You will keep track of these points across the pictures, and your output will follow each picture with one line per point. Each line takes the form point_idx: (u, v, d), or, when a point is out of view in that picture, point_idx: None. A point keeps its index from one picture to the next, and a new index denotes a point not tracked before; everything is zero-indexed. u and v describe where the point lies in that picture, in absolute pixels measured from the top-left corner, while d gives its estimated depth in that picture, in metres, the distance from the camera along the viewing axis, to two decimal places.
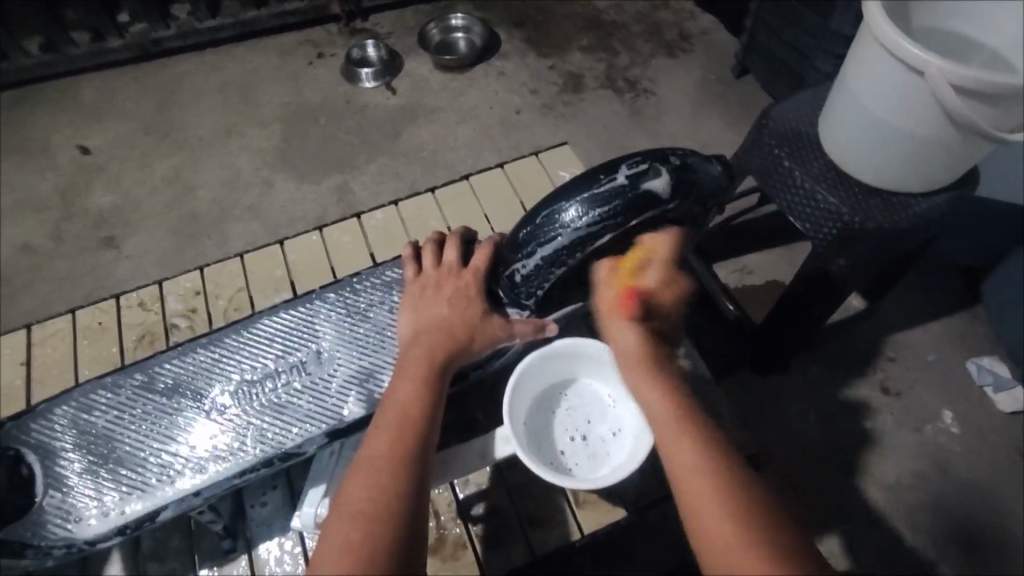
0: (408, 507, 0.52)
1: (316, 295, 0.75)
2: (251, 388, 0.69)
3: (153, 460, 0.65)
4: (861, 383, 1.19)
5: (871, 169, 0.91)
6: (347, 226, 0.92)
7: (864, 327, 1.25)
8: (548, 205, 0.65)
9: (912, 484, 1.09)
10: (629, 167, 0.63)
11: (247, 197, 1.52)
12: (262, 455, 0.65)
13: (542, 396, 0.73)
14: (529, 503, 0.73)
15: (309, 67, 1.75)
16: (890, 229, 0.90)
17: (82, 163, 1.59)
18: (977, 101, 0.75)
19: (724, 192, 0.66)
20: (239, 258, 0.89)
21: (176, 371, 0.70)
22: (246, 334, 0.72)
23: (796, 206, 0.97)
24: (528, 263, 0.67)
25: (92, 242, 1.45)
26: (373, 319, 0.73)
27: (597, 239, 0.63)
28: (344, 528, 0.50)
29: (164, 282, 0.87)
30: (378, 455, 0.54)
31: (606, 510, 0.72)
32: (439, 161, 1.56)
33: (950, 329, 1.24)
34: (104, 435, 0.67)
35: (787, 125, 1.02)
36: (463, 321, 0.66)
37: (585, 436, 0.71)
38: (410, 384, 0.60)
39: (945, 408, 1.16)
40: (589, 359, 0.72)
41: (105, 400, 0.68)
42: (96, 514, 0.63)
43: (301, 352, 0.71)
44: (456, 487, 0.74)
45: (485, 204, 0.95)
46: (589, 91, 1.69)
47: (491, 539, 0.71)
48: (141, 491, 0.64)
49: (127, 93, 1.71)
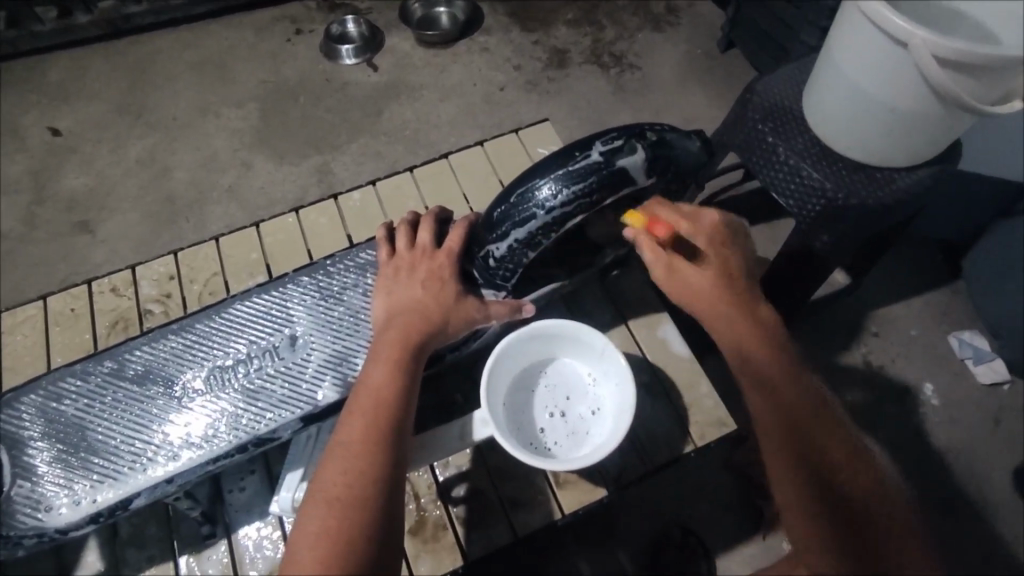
0: (381, 491, 0.54)
1: (288, 279, 0.74)
2: (224, 373, 0.68)
3: (126, 448, 0.64)
4: (844, 358, 1.20)
5: (854, 141, 0.91)
6: (324, 208, 0.89)
7: (847, 303, 1.25)
8: (523, 182, 0.63)
9: (892, 455, 1.11)
10: (604, 143, 0.61)
11: (226, 178, 1.50)
12: (236, 442, 0.65)
13: (521, 377, 0.72)
14: (509, 485, 0.72)
15: (288, 44, 1.71)
16: (871, 206, 0.90)
17: (54, 145, 1.55)
18: (962, 73, 0.74)
19: (702, 168, 0.66)
20: (213, 240, 0.86)
21: (146, 358, 0.69)
22: (218, 320, 0.71)
23: (780, 182, 0.97)
24: (502, 244, 0.65)
25: (67, 227, 1.43)
26: (347, 302, 0.72)
27: (572, 219, 0.62)
28: (320, 514, 0.52)
29: (137, 266, 0.84)
30: (352, 441, 0.56)
31: (586, 491, 0.71)
32: (421, 140, 1.54)
33: (932, 304, 1.25)
34: (73, 423, 0.65)
35: (771, 100, 1.01)
36: (436, 303, 0.66)
37: (564, 414, 0.70)
38: (383, 368, 0.61)
39: (926, 381, 1.18)
40: (567, 339, 0.71)
41: (75, 388, 0.67)
42: (66, 503, 0.62)
43: (274, 337, 0.70)
44: (436, 470, 0.74)
45: (465, 183, 0.92)
46: (574, 66, 1.66)
47: (471, 521, 0.71)
48: (112, 480, 0.63)
49: (99, 72, 1.66)
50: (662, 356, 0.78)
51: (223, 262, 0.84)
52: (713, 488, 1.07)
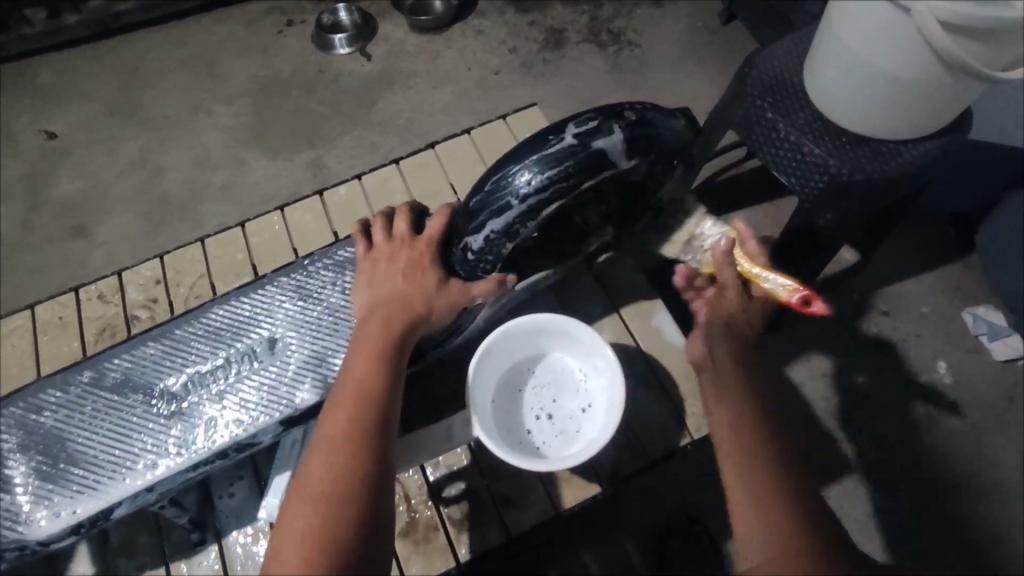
0: (365, 483, 0.53)
1: (268, 279, 0.72)
2: (203, 379, 0.67)
3: (106, 457, 0.63)
4: (851, 338, 1.17)
5: (857, 114, 0.87)
6: (309, 205, 0.87)
7: (854, 281, 1.22)
8: (497, 170, 0.60)
9: (899, 434, 1.09)
10: (578, 125, 0.58)
11: (219, 176, 1.49)
12: (217, 447, 0.64)
13: (509, 375, 0.70)
14: (503, 483, 0.71)
15: (279, 36, 1.68)
16: (877, 180, 0.87)
17: (48, 149, 1.54)
18: (968, 39, 0.71)
19: (687, 147, 0.63)
20: (198, 242, 0.84)
21: (124, 365, 0.68)
22: (196, 324, 0.70)
23: (782, 160, 0.93)
24: (479, 235, 0.63)
25: (62, 231, 1.43)
26: (327, 301, 0.71)
27: (549, 207, 0.59)
28: (302, 511, 0.52)
29: (123, 271, 0.83)
30: (334, 434, 0.56)
31: (579, 487, 0.70)
32: (415, 131, 1.52)
33: (944, 280, 1.22)
34: (52, 435, 0.65)
35: (771, 73, 0.96)
36: (417, 293, 0.65)
37: (551, 416, 0.69)
38: (365, 359, 0.60)
39: (939, 358, 1.16)
40: (555, 334, 0.69)
41: (54, 399, 0.66)
42: (46, 515, 0.61)
43: (253, 340, 0.69)
44: (427, 469, 0.72)
45: (453, 174, 0.90)
46: (570, 46, 1.62)
47: (464, 520, 0.70)
48: (93, 490, 0.62)
49: (90, 73, 1.65)
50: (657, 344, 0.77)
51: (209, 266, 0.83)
52: (715, 473, 1.06)
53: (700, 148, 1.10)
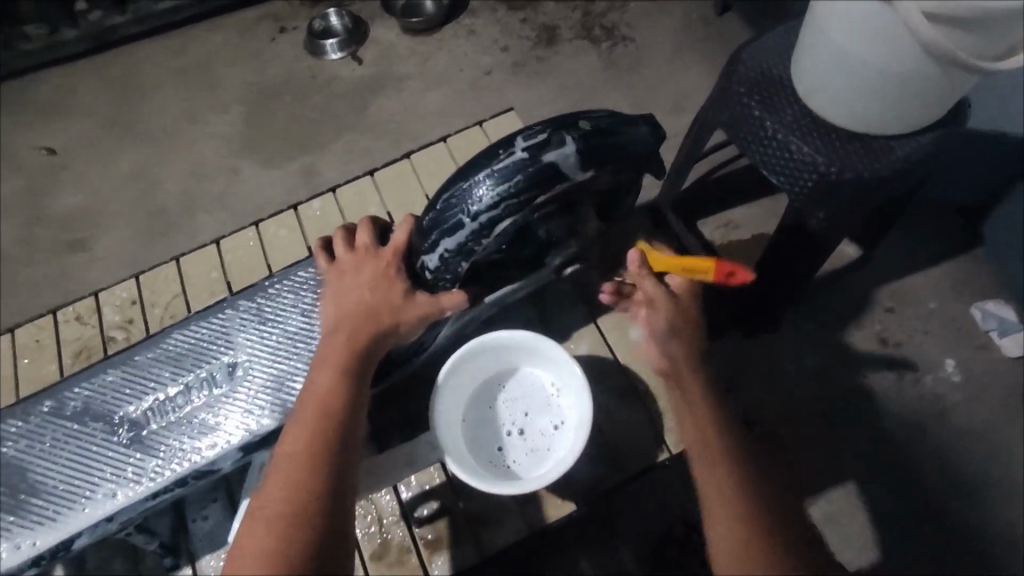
0: (325, 504, 0.52)
1: (226, 304, 0.78)
2: (164, 405, 0.73)
3: (67, 487, 0.69)
4: (853, 336, 1.13)
5: (845, 110, 0.83)
6: (283, 220, 0.94)
7: (856, 278, 1.18)
8: (449, 187, 0.61)
9: (906, 436, 1.06)
10: (527, 138, 0.57)
11: (215, 186, 1.49)
12: (175, 475, 0.69)
13: (481, 391, 0.74)
14: (474, 503, 0.76)
15: (272, 43, 1.67)
16: (868, 179, 0.83)
17: (50, 165, 1.55)
18: (956, 28, 0.67)
19: (653, 153, 0.63)
20: (174, 260, 0.90)
21: (84, 396, 0.73)
22: (155, 352, 0.75)
23: (770, 159, 0.90)
24: (435, 253, 0.63)
25: (65, 246, 1.45)
26: (281, 325, 0.77)
27: (501, 223, 0.60)
28: (258, 535, 0.50)
29: (99, 293, 0.89)
30: (294, 451, 0.55)
31: (547, 507, 0.75)
32: (408, 134, 1.50)
33: (952, 274, 1.17)
34: (13, 464, 0.70)
35: (757, 69, 0.92)
36: (383, 305, 0.65)
37: (526, 432, 0.72)
38: (329, 373, 0.59)
39: (948, 356, 1.11)
40: (522, 351, 0.73)
41: (16, 430, 0.72)
42: (6, 547, 0.66)
43: (211, 366, 0.74)
44: (400, 490, 0.78)
45: (423, 182, 0.98)
46: (563, 42, 1.59)
47: (435, 542, 0.75)
48: (52, 522, 0.67)
49: (89, 87, 1.65)
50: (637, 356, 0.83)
51: (185, 284, 0.90)
52: None
53: (690, 146, 1.07)
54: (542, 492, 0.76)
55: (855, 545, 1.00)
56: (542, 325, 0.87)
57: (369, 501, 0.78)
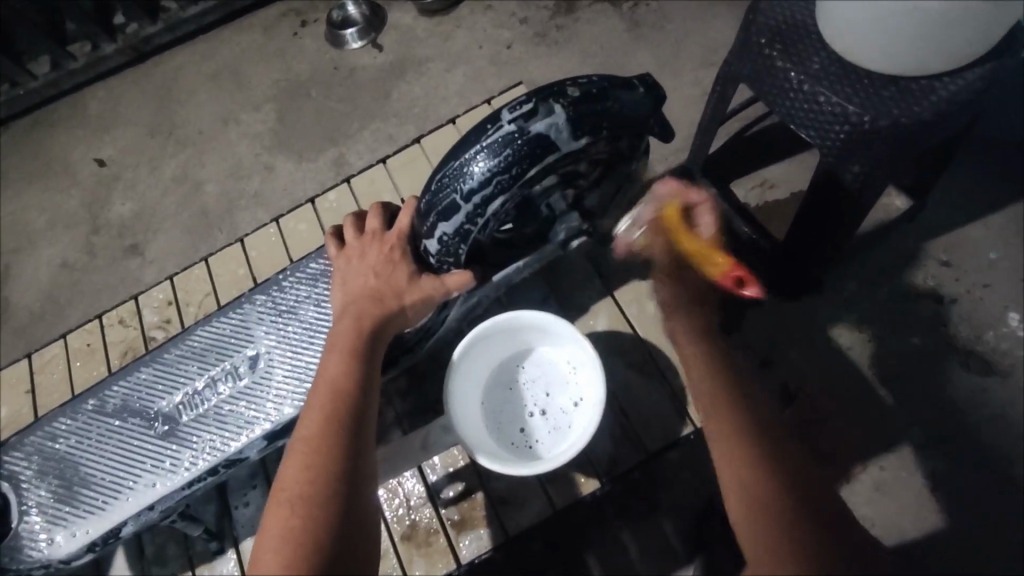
0: (341, 479, 0.55)
1: (245, 299, 0.86)
2: (194, 398, 0.82)
3: (112, 479, 0.79)
4: (906, 293, 1.07)
5: (879, 51, 0.76)
6: (302, 215, 1.02)
7: (908, 231, 1.10)
8: (442, 167, 0.64)
9: (971, 397, 0.99)
10: (513, 111, 0.60)
11: (252, 183, 1.50)
12: (208, 465, 0.78)
13: (499, 372, 0.78)
14: (500, 486, 0.81)
15: (295, 38, 1.64)
16: (907, 125, 0.76)
17: (102, 176, 1.57)
18: None
19: (652, 116, 0.65)
20: (204, 261, 1.01)
21: (122, 394, 0.83)
22: (183, 348, 0.85)
23: (798, 113, 0.85)
24: (434, 236, 0.68)
25: (119, 252, 1.48)
26: (297, 316, 0.84)
27: (494, 201, 0.63)
28: (283, 515, 0.52)
29: (139, 296, 1.01)
30: (310, 434, 0.58)
31: (568, 488, 0.79)
32: (432, 118, 1.48)
33: (1015, 221, 1.08)
34: (65, 460, 0.81)
35: (778, 15, 0.85)
36: (389, 289, 0.71)
37: (545, 412, 0.76)
38: (340, 360, 0.64)
39: (1012, 309, 1.03)
40: (535, 331, 0.76)
41: (66, 427, 0.82)
42: (63, 536, 0.77)
43: (235, 359, 0.83)
44: (427, 473, 0.83)
45: (435, 163, 1.03)
46: (583, 8, 1.52)
47: (461, 522, 0.80)
48: (101, 512, 0.77)
49: (131, 98, 1.65)
50: (654, 330, 0.86)
51: (215, 282, 1.00)
52: None
53: (715, 102, 1.01)
54: (567, 471, 0.80)
55: (916, 512, 0.95)
56: (558, 305, 0.91)
57: (397, 484, 0.83)
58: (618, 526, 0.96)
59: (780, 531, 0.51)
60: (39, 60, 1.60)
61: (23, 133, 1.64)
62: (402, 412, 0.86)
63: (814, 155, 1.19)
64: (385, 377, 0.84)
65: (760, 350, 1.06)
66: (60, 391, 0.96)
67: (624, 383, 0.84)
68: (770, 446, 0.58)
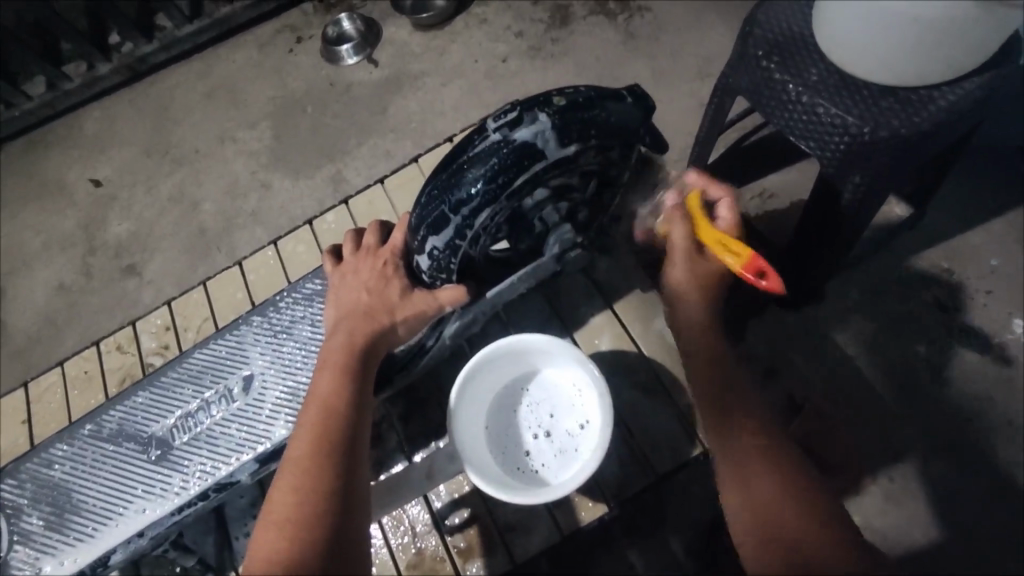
0: (331, 500, 0.54)
1: (242, 321, 0.85)
2: (188, 421, 0.80)
3: (104, 505, 0.78)
4: (908, 302, 1.06)
5: (876, 62, 0.76)
6: (300, 237, 1.02)
7: (908, 238, 1.10)
8: (431, 180, 0.64)
9: (977, 405, 0.98)
10: (499, 120, 0.61)
11: (249, 202, 1.49)
12: (200, 490, 0.77)
13: (503, 396, 0.78)
14: (506, 511, 0.79)
15: (290, 54, 1.64)
16: (907, 136, 0.76)
17: (98, 197, 1.56)
18: None
19: (642, 126, 0.65)
20: (202, 286, 1.01)
21: (117, 418, 0.82)
22: (180, 370, 0.84)
23: (797, 124, 0.83)
24: (425, 251, 0.68)
25: (115, 273, 1.47)
26: (293, 336, 0.84)
27: (482, 213, 0.63)
28: (272, 539, 0.51)
29: (136, 322, 1.00)
30: (301, 454, 0.57)
31: (572, 511, 0.78)
32: (428, 133, 1.48)
33: (1015, 227, 1.08)
34: (58, 486, 0.80)
35: (776, 28, 0.85)
36: (381, 305, 0.70)
37: (549, 435, 0.75)
38: (332, 378, 0.63)
39: (1015, 316, 1.03)
40: (535, 352, 0.75)
41: (61, 452, 0.81)
42: (52, 564, 0.76)
43: (230, 380, 0.82)
44: (432, 500, 0.81)
45: None
46: (578, 20, 1.52)
47: (467, 550, 0.79)
48: (92, 539, 0.76)
49: (127, 118, 1.64)
50: (656, 348, 0.85)
51: (212, 306, 0.99)
52: None
53: (712, 113, 1.00)
54: (572, 494, 0.79)
55: (928, 524, 0.93)
56: (558, 323, 0.90)
57: (402, 512, 0.82)
58: (625, 545, 0.95)
59: (772, 536, 0.52)
60: (34, 81, 1.60)
61: (18, 155, 1.64)
62: (403, 436, 0.85)
63: (813, 164, 1.18)
64: (382, 398, 0.83)
65: (764, 362, 1.05)
66: (57, 418, 0.95)
67: (627, 402, 0.83)
68: (767, 457, 0.58)
